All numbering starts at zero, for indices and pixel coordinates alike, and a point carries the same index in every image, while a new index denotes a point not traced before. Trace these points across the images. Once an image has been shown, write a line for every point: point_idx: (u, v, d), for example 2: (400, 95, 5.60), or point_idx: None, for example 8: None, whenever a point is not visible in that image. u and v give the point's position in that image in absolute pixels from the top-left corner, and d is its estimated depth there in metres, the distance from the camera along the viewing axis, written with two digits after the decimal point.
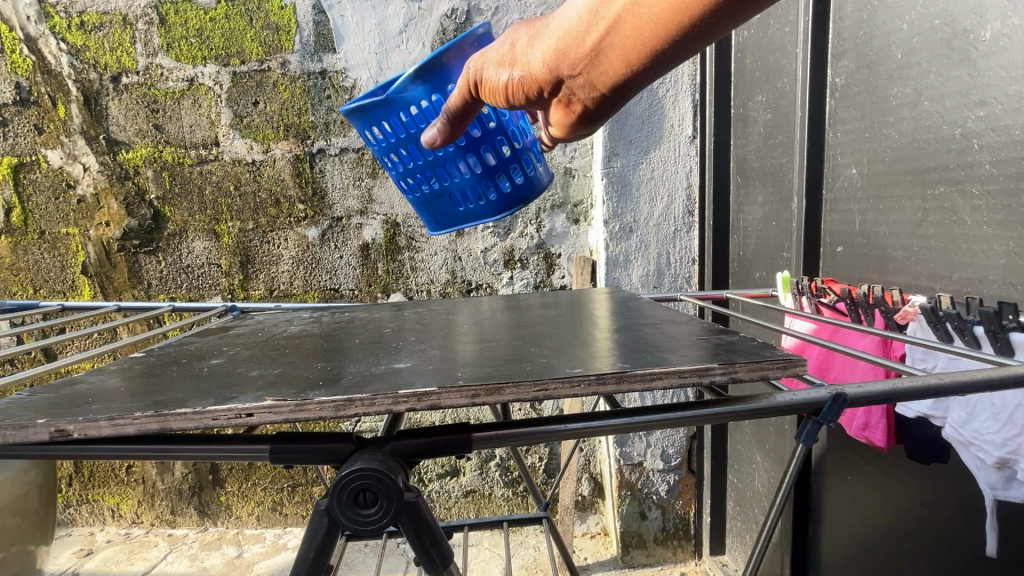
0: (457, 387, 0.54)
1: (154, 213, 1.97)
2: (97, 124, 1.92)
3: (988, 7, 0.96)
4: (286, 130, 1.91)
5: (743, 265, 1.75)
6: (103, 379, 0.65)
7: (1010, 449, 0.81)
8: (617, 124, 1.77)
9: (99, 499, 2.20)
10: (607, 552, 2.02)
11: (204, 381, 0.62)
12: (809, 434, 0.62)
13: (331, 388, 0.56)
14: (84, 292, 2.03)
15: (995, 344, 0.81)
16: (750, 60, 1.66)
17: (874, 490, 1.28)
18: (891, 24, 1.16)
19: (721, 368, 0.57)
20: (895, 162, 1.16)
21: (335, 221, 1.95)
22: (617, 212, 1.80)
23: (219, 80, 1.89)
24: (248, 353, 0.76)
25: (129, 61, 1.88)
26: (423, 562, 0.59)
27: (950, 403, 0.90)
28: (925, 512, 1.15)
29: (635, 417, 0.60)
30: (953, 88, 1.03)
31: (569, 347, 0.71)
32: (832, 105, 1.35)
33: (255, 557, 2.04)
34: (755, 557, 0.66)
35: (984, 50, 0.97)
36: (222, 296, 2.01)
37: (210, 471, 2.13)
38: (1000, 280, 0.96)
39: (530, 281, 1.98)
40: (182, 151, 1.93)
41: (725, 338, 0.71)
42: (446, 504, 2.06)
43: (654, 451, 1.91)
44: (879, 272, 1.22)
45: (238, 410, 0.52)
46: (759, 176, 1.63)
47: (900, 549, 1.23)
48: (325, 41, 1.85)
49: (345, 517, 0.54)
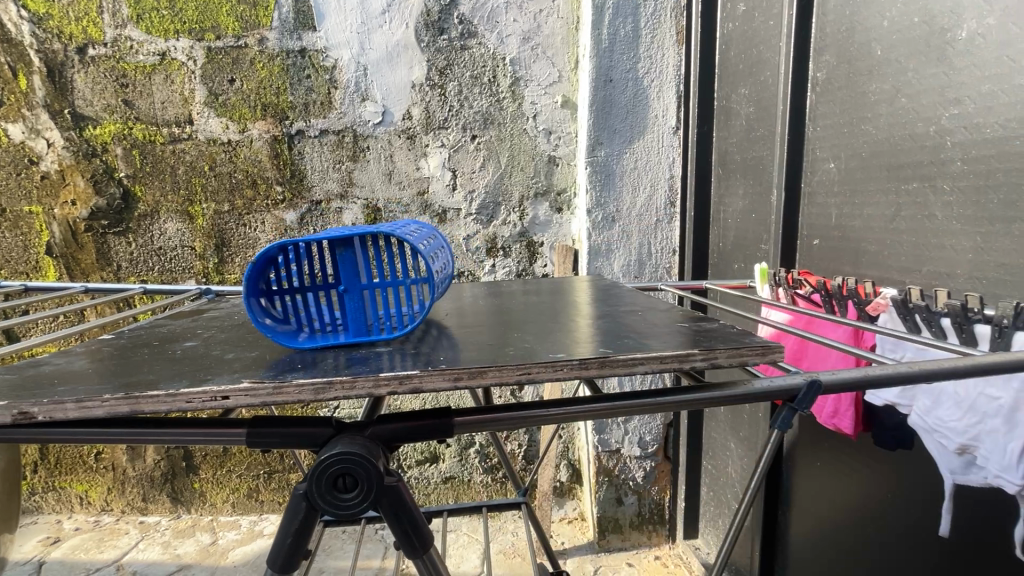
0: (438, 370, 0.54)
1: (124, 192, 1.90)
2: (62, 97, 1.84)
3: (965, 6, 0.98)
4: (264, 110, 1.85)
5: (722, 256, 1.78)
6: (69, 361, 0.63)
7: (970, 435, 0.84)
8: (601, 113, 1.77)
9: (66, 487, 2.14)
10: (584, 536, 2.07)
11: (178, 363, 0.61)
12: (784, 421, 0.63)
13: (309, 371, 0.56)
14: (49, 273, 1.96)
15: (961, 334, 0.85)
16: (734, 53, 1.66)
17: (842, 475, 1.32)
18: (873, 20, 1.18)
19: (701, 354, 0.58)
20: (872, 157, 1.18)
21: (314, 205, 1.91)
22: (600, 202, 1.81)
23: (192, 55, 1.82)
24: (223, 336, 0.74)
25: (96, 33, 1.80)
26: (403, 547, 0.58)
27: (917, 392, 0.93)
28: (889, 496, 1.20)
29: (617, 404, 0.60)
30: (929, 86, 1.05)
31: (550, 333, 0.71)
32: (813, 100, 1.37)
33: (230, 544, 2.02)
34: (728, 540, 0.68)
35: (960, 49, 0.99)
36: (196, 280, 1.95)
37: (183, 457, 2.08)
38: (967, 275, 1.00)
39: (512, 269, 1.97)
40: (154, 129, 1.86)
41: (705, 325, 0.72)
42: (425, 490, 2.06)
43: (632, 438, 1.94)
44: (853, 265, 1.25)
45: (214, 392, 0.50)
46: (740, 168, 1.65)
47: (864, 530, 1.28)
48: (305, 18, 1.79)
49: (324, 501, 0.54)
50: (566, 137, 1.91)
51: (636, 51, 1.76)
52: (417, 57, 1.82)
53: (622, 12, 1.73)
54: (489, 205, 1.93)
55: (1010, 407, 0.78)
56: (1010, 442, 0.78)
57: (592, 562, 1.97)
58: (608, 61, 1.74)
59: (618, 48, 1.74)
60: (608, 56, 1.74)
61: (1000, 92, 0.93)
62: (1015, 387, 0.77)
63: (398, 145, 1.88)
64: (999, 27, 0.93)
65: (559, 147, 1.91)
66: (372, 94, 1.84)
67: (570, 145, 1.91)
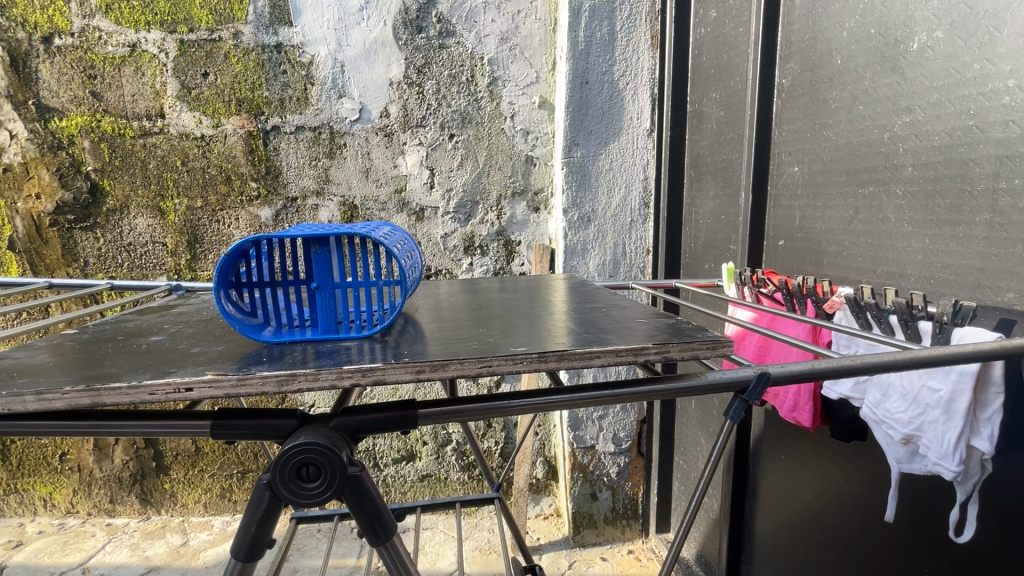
0: (402, 363, 0.56)
1: (92, 186, 1.86)
2: (27, 88, 1.79)
3: (916, 19, 1.03)
4: (238, 105, 1.83)
5: (694, 256, 1.82)
6: (31, 354, 0.62)
7: (915, 426, 0.88)
8: (578, 114, 1.80)
9: (29, 489, 2.08)
10: (560, 532, 2.10)
11: (143, 356, 0.61)
12: (736, 411, 0.67)
13: (274, 364, 0.57)
14: (12, 268, 1.90)
15: (906, 331, 0.90)
16: (706, 58, 1.70)
17: (803, 468, 1.37)
18: (833, 30, 1.23)
19: (655, 348, 0.62)
20: (833, 161, 1.23)
21: (289, 202, 1.90)
22: (576, 202, 1.84)
23: (164, 48, 1.78)
24: (191, 331, 0.74)
25: (62, 22, 1.76)
26: (367, 536, 0.60)
27: (868, 385, 0.98)
28: (844, 487, 1.25)
29: (577, 395, 0.64)
30: (884, 94, 1.10)
31: (517, 329, 0.73)
32: (779, 105, 1.41)
33: (202, 545, 1.98)
34: (683, 529, 0.71)
35: (912, 60, 1.04)
36: (167, 277, 1.92)
37: (153, 457, 2.04)
38: (916, 275, 1.05)
39: (490, 268, 1.99)
40: (123, 122, 1.82)
41: (667, 321, 0.75)
42: (401, 488, 2.06)
43: (606, 434, 1.98)
44: (815, 265, 1.30)
45: (177, 385, 0.52)
46: (711, 170, 1.70)
47: (821, 521, 1.33)
48: (281, 14, 1.78)
49: (287, 490, 0.56)
50: (543, 138, 1.93)
51: (611, 54, 1.79)
52: (395, 55, 1.82)
53: (598, 15, 1.76)
54: (466, 204, 1.94)
55: (949, 398, 0.83)
56: (949, 431, 0.83)
57: (567, 557, 2.00)
58: (584, 63, 1.77)
59: (594, 51, 1.77)
60: (584, 58, 1.77)
61: (947, 101, 0.98)
62: (953, 379, 0.82)
63: (376, 142, 1.88)
64: (946, 40, 0.98)
65: (537, 148, 1.93)
66: (349, 91, 1.84)
67: (547, 145, 1.94)
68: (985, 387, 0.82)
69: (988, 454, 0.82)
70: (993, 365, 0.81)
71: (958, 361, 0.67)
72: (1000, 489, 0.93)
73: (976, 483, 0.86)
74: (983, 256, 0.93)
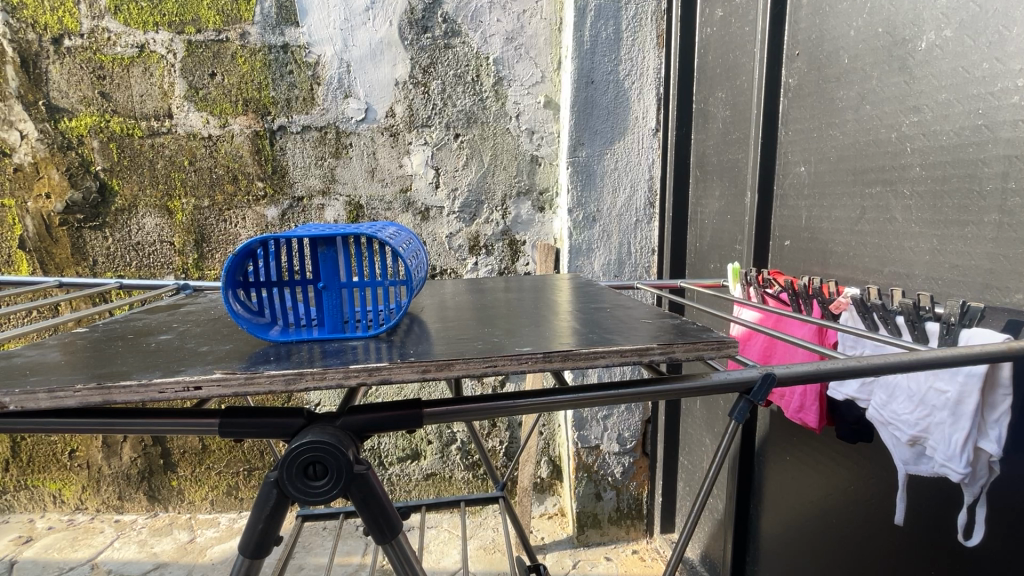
0: (408, 363, 0.57)
1: (101, 185, 1.88)
2: (37, 88, 1.81)
3: (924, 18, 1.02)
4: (245, 105, 1.84)
5: (699, 256, 1.82)
6: (42, 352, 0.63)
7: (922, 427, 0.88)
8: (583, 113, 1.80)
9: (39, 485, 2.10)
10: (564, 532, 2.11)
11: (152, 354, 0.62)
12: (741, 412, 0.67)
13: (281, 364, 0.57)
14: (22, 267, 1.92)
15: (913, 331, 0.90)
16: (712, 58, 1.70)
17: (808, 469, 1.37)
18: (840, 29, 1.23)
19: (660, 349, 0.62)
20: (839, 161, 1.23)
21: (295, 201, 1.90)
22: (581, 202, 1.84)
23: (172, 48, 1.80)
24: (199, 330, 0.75)
25: (72, 23, 1.78)
26: (373, 534, 0.61)
27: (875, 387, 0.98)
28: (850, 488, 1.25)
29: (581, 394, 0.64)
30: (892, 94, 1.09)
31: (522, 329, 0.73)
32: (785, 105, 1.41)
33: (208, 541, 2.00)
34: (687, 529, 0.70)
35: (920, 59, 1.03)
36: (174, 276, 1.93)
37: (161, 454, 2.06)
38: (924, 275, 1.04)
39: (495, 267, 1.99)
40: (132, 123, 1.83)
41: (672, 322, 0.75)
42: (406, 486, 2.07)
43: (611, 433, 1.98)
44: (821, 265, 1.30)
45: (187, 383, 0.53)
46: (717, 170, 1.69)
47: (826, 521, 1.33)
48: (289, 14, 1.79)
49: (295, 489, 0.56)
50: (548, 137, 1.93)
51: (617, 54, 1.79)
52: (401, 55, 1.83)
53: (604, 15, 1.75)
54: (471, 203, 1.94)
55: (956, 399, 0.82)
56: (956, 433, 0.82)
57: (571, 556, 2.00)
58: (590, 63, 1.77)
59: (599, 50, 1.77)
60: (589, 57, 1.76)
61: (955, 101, 0.97)
62: (961, 380, 0.82)
63: (381, 142, 1.89)
64: (955, 39, 0.97)
65: (542, 147, 1.93)
66: (355, 91, 1.84)
67: (552, 145, 1.93)
68: (993, 388, 0.82)
69: (996, 456, 0.82)
70: (1001, 367, 0.80)
71: (966, 362, 0.67)
72: (1011, 492, 0.92)
73: (984, 485, 0.85)
74: (992, 257, 0.92)
